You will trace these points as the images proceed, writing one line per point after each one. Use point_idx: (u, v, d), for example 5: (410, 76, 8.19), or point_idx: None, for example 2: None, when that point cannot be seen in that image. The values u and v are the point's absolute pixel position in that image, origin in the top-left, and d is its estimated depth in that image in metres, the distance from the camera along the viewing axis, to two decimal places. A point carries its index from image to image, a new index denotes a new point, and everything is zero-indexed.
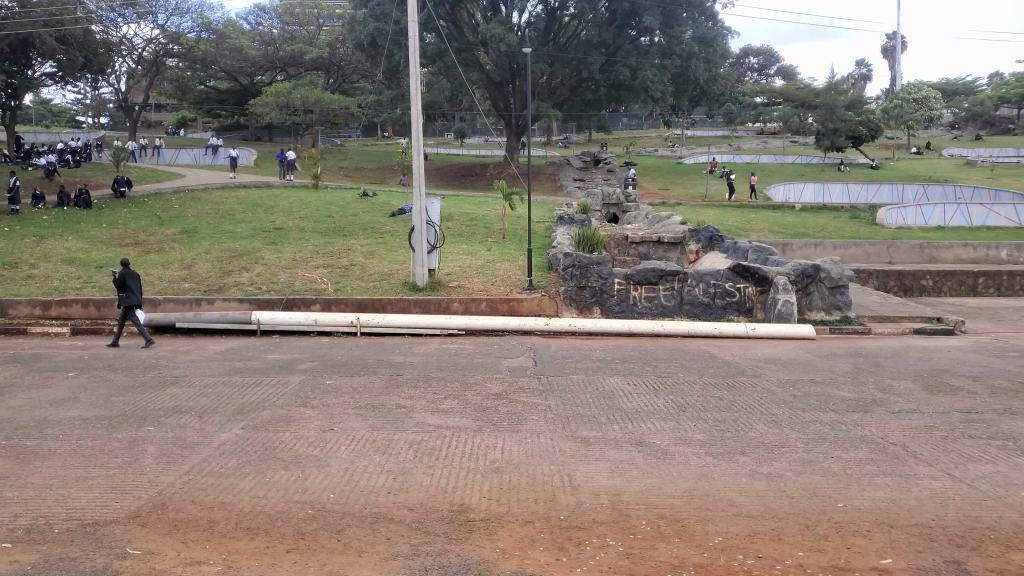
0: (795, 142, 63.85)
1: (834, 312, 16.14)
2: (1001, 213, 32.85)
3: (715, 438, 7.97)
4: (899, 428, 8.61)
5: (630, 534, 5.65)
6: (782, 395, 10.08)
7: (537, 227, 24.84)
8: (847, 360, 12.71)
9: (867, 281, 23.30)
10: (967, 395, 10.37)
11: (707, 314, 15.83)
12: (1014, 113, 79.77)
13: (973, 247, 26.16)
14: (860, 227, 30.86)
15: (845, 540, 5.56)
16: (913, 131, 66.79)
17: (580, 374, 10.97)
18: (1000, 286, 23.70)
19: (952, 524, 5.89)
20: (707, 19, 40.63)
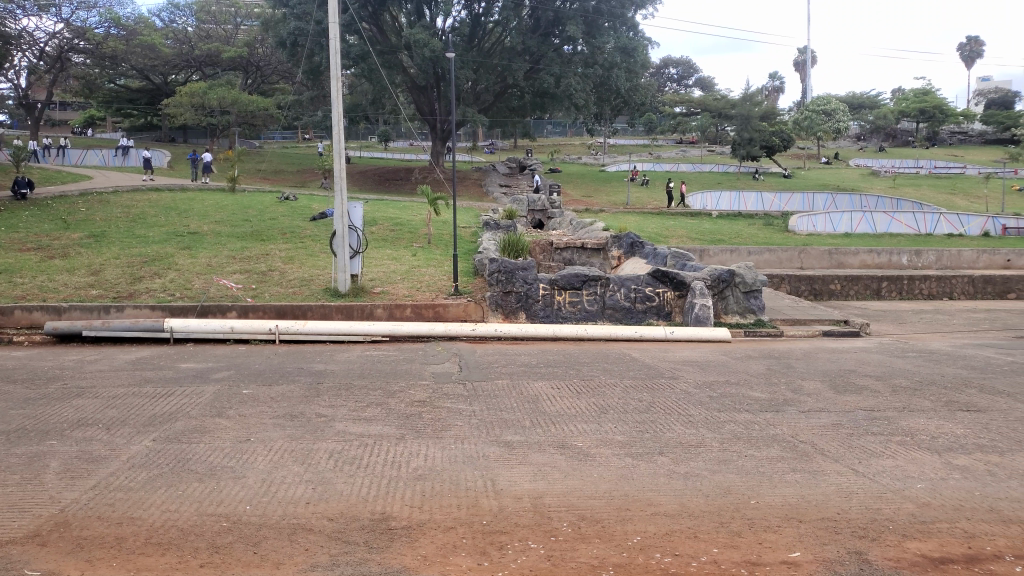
0: (713, 151, 65.69)
1: (748, 316, 16.69)
2: (903, 221, 34.52)
3: (634, 439, 8.12)
4: (809, 426, 8.94)
5: (550, 536, 5.71)
6: (700, 396, 10.35)
7: (463, 232, 24.86)
8: (761, 362, 13.13)
9: (780, 285, 24.16)
10: (870, 394, 10.87)
11: (628, 318, 16.13)
12: (914, 127, 84.10)
13: (878, 253, 27.44)
14: (774, 234, 31.92)
15: (757, 536, 5.74)
16: (823, 142, 69.55)
17: (505, 378, 11.01)
18: (901, 290, 24.95)
19: (855, 517, 6.16)
20: (629, 29, 41.45)
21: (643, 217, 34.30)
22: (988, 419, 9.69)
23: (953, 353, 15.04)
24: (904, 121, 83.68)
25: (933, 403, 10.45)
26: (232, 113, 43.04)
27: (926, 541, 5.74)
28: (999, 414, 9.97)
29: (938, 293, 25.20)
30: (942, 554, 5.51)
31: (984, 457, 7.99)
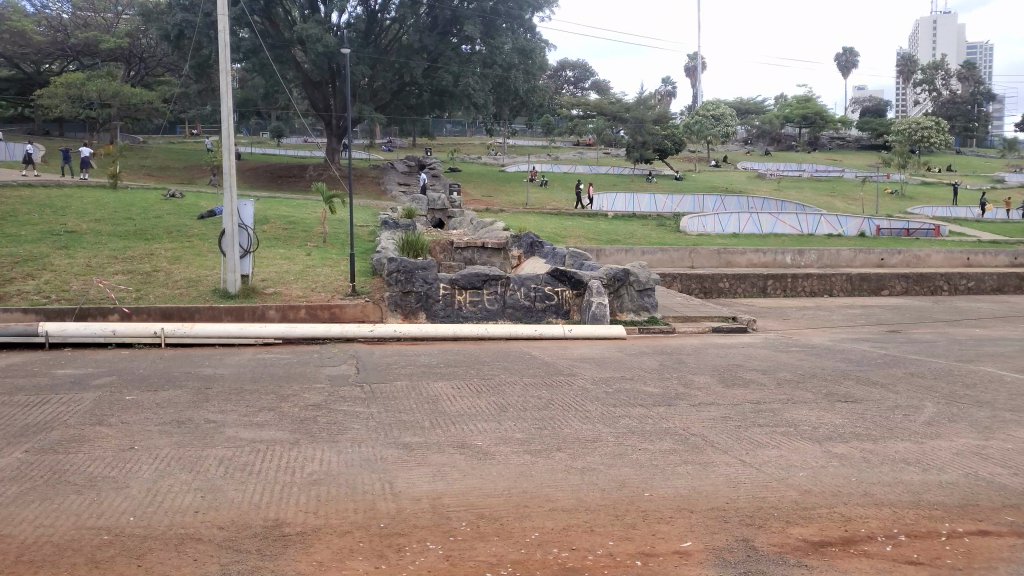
0: (609, 153, 67.12)
1: (642, 313, 17.14)
2: (787, 222, 36.23)
3: (533, 436, 8.20)
4: (699, 420, 9.24)
5: (448, 536, 5.69)
6: (596, 392, 10.55)
7: (360, 231, 24.48)
8: (655, 358, 13.50)
9: (672, 284, 24.89)
10: (756, 387, 11.34)
11: (528, 317, 16.26)
12: (797, 132, 88.37)
13: (763, 252, 28.66)
14: (667, 234, 32.83)
15: (650, 528, 5.89)
16: (712, 145, 72.15)
17: (403, 380, 10.91)
18: (785, 288, 26.13)
19: (742, 506, 6.40)
20: (527, 30, 41.99)
21: (542, 217, 34.69)
22: (863, 409, 10.27)
23: (832, 347, 15.87)
24: (787, 126, 87.82)
25: (813, 395, 10.98)
26: (113, 106, 40.94)
27: (808, 526, 6.02)
28: (872, 404, 10.58)
29: (819, 291, 26.52)
30: (822, 538, 5.80)
31: (859, 444, 8.46)
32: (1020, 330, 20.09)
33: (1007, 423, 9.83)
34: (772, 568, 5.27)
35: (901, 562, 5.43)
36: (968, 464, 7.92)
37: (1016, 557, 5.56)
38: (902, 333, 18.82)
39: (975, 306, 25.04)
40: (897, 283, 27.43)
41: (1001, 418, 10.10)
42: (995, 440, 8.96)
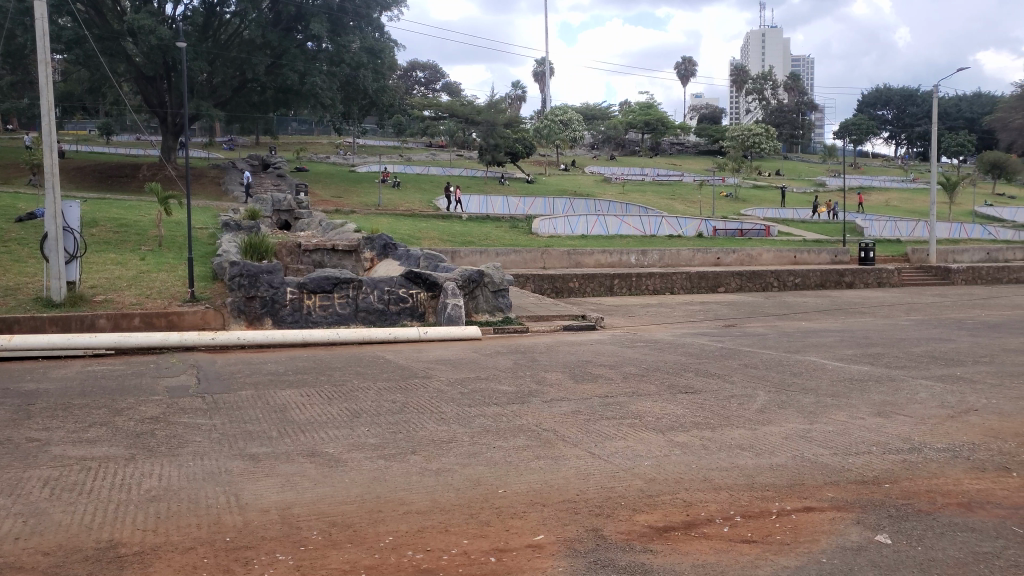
0: (461, 155, 67.55)
1: (497, 313, 17.35)
2: (632, 224, 37.86)
3: (387, 441, 8.09)
4: (551, 415, 9.46)
5: (299, 546, 5.53)
6: (450, 393, 10.56)
7: (200, 234, 23.37)
8: (509, 357, 13.69)
9: (525, 284, 25.33)
10: (604, 382, 11.75)
11: (381, 320, 16.06)
12: (640, 137, 92.39)
13: (610, 253, 29.81)
14: (519, 236, 33.44)
15: (504, 524, 5.96)
16: (561, 149, 74.19)
17: (249, 389, 10.50)
18: (631, 287, 27.22)
19: (592, 497, 6.60)
20: (375, 29, 41.58)
21: (394, 218, 34.38)
22: (702, 399, 10.86)
23: (674, 341, 16.67)
24: (631, 132, 91.67)
25: (657, 387, 11.49)
26: None
27: (653, 513, 6.29)
28: (711, 394, 11.20)
29: (661, 289, 27.81)
30: (665, 524, 6.07)
31: (699, 433, 8.94)
32: (839, 321, 21.93)
33: (828, 407, 10.71)
34: (619, 555, 5.46)
35: (737, 541, 5.77)
36: (794, 446, 8.55)
37: (836, 529, 6.05)
38: (737, 327, 20.07)
39: (801, 301, 27.10)
40: (732, 280, 29.24)
41: (824, 403, 10.97)
42: (817, 423, 9.73)
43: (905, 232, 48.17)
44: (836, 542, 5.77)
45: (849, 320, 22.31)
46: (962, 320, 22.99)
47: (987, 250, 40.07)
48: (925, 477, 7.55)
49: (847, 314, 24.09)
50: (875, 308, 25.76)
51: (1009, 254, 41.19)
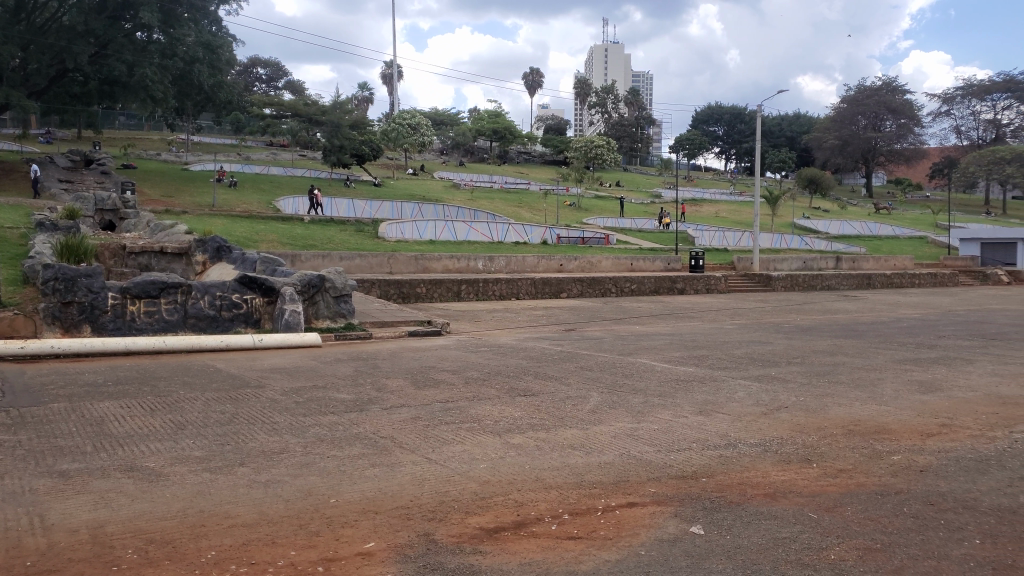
0: (304, 156, 65.99)
1: (338, 320, 17.09)
2: (479, 230, 38.29)
3: (213, 453, 7.78)
4: (389, 422, 9.40)
5: (111, 566, 5.20)
6: (284, 403, 10.26)
7: (10, 232, 21.48)
8: (349, 364, 13.46)
9: (370, 289, 24.80)
10: (445, 386, 11.82)
11: (213, 327, 15.37)
12: (487, 144, 93.74)
13: (457, 259, 30.01)
14: (364, 239, 32.87)
15: (334, 533, 5.88)
16: (409, 153, 73.99)
17: (62, 402, 9.74)
18: (478, 292, 27.48)
19: (425, 502, 6.64)
20: (211, 23, 40.05)
21: (231, 220, 32.98)
22: (540, 401, 11.16)
23: (515, 346, 16.99)
24: (479, 139, 92.79)
25: (497, 391, 11.67)
26: None
27: (485, 515, 6.41)
28: (548, 397, 11.49)
29: (508, 294, 28.30)
30: (496, 524, 6.21)
31: (534, 434, 9.19)
32: (670, 325, 23.13)
33: (655, 406, 11.29)
34: (448, 559, 5.52)
35: (564, 538, 5.98)
36: (622, 445, 8.96)
37: (656, 522, 6.40)
38: (577, 331, 20.71)
39: (638, 306, 28.37)
40: (573, 286, 30.13)
41: (651, 403, 11.56)
42: (644, 422, 10.23)
43: (732, 242, 51.55)
44: (655, 535, 6.10)
45: (679, 324, 23.60)
46: (779, 323, 24.87)
47: (803, 260, 43.61)
48: (737, 471, 8.13)
49: (678, 318, 25.47)
50: (704, 312, 27.44)
51: (822, 263, 44.98)
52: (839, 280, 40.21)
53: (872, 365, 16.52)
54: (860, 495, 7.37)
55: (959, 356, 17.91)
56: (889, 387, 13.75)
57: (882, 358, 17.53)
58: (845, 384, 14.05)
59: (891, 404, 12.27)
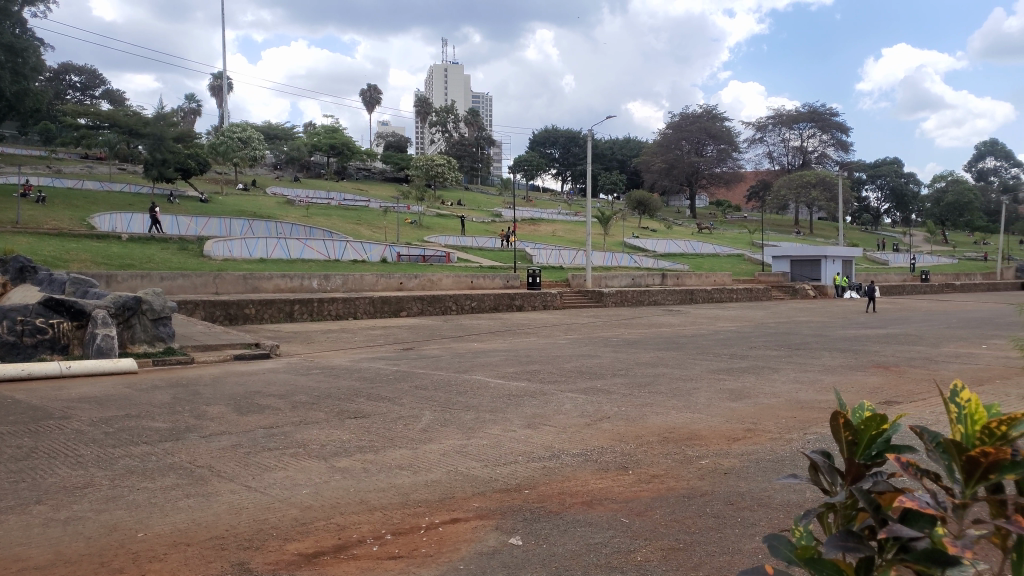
0: (123, 170, 62.12)
1: (157, 344, 16.17)
2: (314, 248, 37.42)
3: (5, 492, 7.18)
4: (207, 451, 9.03)
5: None
6: (92, 434, 9.61)
7: None
8: (167, 391, 12.79)
9: (194, 311, 23.65)
10: (270, 412, 11.48)
11: (13, 355, 14.16)
12: (324, 161, 92.08)
13: (290, 278, 29.28)
14: (188, 259, 31.22)
15: (142, 568, 5.60)
16: (240, 169, 71.30)
17: None
18: (311, 312, 26.85)
19: (242, 531, 6.45)
20: (14, 24, 37.10)
21: (38, 238, 30.46)
22: (369, 423, 11.06)
23: (348, 367, 16.75)
24: (315, 155, 90.98)
25: (325, 414, 11.47)
26: None
27: (304, 540, 6.31)
28: (378, 417, 11.42)
29: (344, 314, 27.85)
30: (315, 549, 6.13)
31: (361, 456, 9.11)
32: (505, 342, 23.56)
33: (485, 422, 11.48)
34: None
35: (384, 559, 5.99)
36: (449, 462, 9.06)
37: (476, 536, 6.55)
38: (413, 350, 20.71)
39: (477, 323, 28.73)
40: (413, 304, 30.08)
41: (481, 418, 11.76)
42: (473, 438, 10.39)
43: (567, 260, 53.25)
44: (474, 548, 6.23)
45: (515, 340, 24.13)
46: (609, 338, 25.97)
47: (633, 277, 45.88)
48: (558, 481, 8.44)
49: (515, 334, 26.04)
50: (539, 328, 28.26)
51: (649, 280, 47.38)
52: (665, 296, 42.55)
53: (689, 375, 17.59)
54: (669, 499, 7.87)
55: (765, 365, 19.47)
56: (703, 396, 14.69)
57: (698, 368, 18.75)
58: (663, 394, 14.89)
59: (703, 411, 13.12)
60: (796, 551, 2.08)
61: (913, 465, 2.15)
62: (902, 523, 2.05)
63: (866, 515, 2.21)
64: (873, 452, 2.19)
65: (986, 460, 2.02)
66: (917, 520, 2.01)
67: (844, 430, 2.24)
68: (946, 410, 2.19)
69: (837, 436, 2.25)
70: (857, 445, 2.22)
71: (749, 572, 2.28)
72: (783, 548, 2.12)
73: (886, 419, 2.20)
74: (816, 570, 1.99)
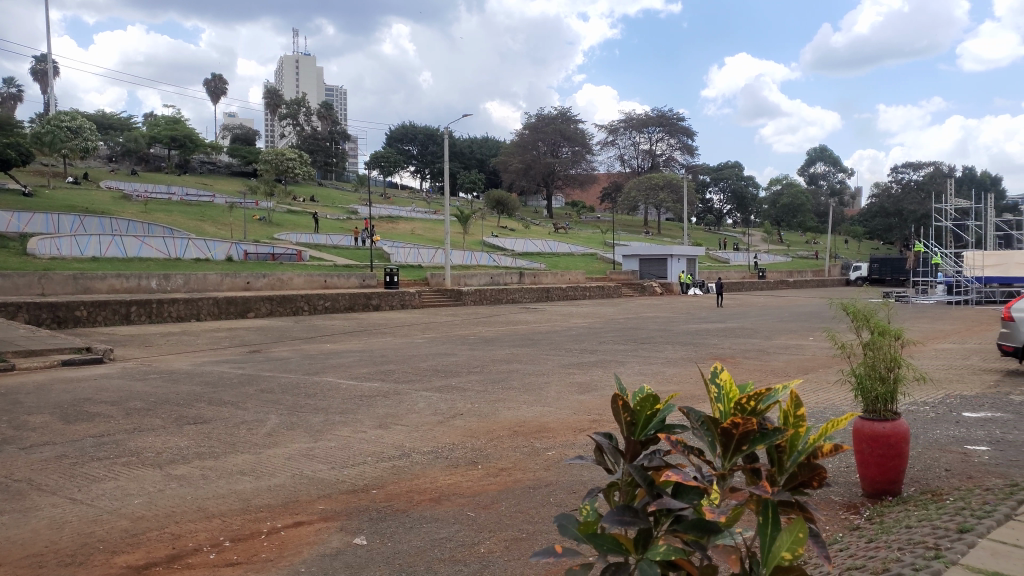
0: None
1: None
2: (154, 246, 35.35)
3: None
4: (26, 463, 8.39)
5: None
6: None
7: None
8: None
9: (15, 314, 21.82)
10: (101, 420, 10.81)
11: None
12: (166, 153, 87.32)
13: (126, 278, 27.62)
14: (9, 258, 28.74)
15: None
16: (69, 160, 66.32)
17: None
18: (149, 313, 25.40)
19: (64, 546, 6.05)
20: None
21: None
22: (210, 428, 10.63)
23: (189, 371, 16.01)
24: (155, 147, 86.13)
25: (162, 420, 10.91)
26: None
27: (133, 552, 6.00)
28: (220, 423, 10.98)
29: (186, 315, 26.53)
30: (146, 560, 5.85)
31: (200, 463, 8.75)
32: (360, 342, 23.20)
33: (335, 424, 11.27)
34: None
35: (220, 566, 5.80)
36: (294, 465, 8.85)
37: (319, 539, 6.44)
38: (261, 352, 20.00)
39: (330, 323, 28.10)
40: (262, 305, 29.04)
41: (331, 420, 11.55)
42: (321, 440, 10.20)
43: (426, 258, 53.02)
44: (317, 550, 6.14)
45: (370, 340, 23.82)
46: (465, 336, 26.08)
47: (491, 276, 46.36)
48: (407, 479, 8.43)
49: (370, 334, 25.67)
50: (395, 328, 28.00)
51: (506, 278, 48.06)
52: (522, 293, 43.22)
53: (541, 370, 17.99)
54: (514, 491, 8.05)
55: (613, 359, 20.22)
56: (553, 390, 15.07)
57: (549, 364, 19.21)
58: (515, 390, 15.15)
59: (553, 405, 13.48)
60: (582, 528, 2.34)
61: (682, 441, 2.63)
62: (674, 495, 2.40)
63: (644, 491, 2.51)
64: (648, 431, 2.53)
65: (736, 430, 2.53)
66: (685, 493, 2.36)
67: (624, 412, 2.56)
68: (709, 390, 2.74)
69: (619, 417, 2.57)
70: (636, 425, 2.56)
71: (542, 556, 2.49)
72: (571, 526, 2.36)
73: (658, 399, 2.54)
74: (599, 543, 2.29)
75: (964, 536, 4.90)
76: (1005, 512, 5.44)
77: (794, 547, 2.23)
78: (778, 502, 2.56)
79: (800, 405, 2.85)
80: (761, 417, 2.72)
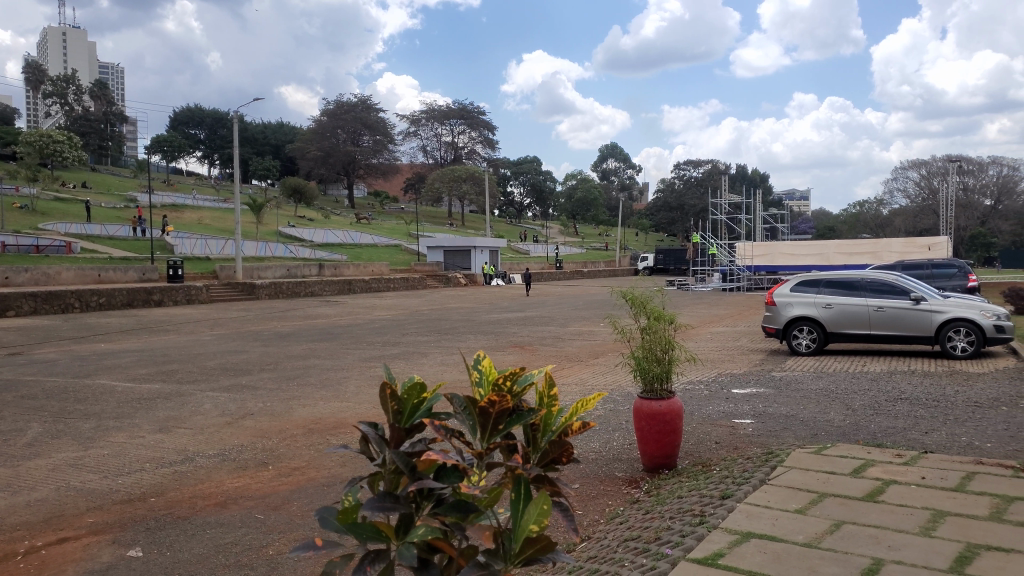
0: None
1: None
2: None
3: None
4: None
5: None
6: None
7: None
8: None
9: None
10: None
11: None
12: None
13: None
14: None
15: None
16: None
17: None
18: None
19: None
20: None
21: None
22: None
23: None
24: None
25: None
26: None
27: None
28: None
29: None
30: None
31: None
32: (140, 341, 21.53)
33: (108, 430, 10.37)
34: None
35: None
36: (60, 477, 8.06)
37: (88, 554, 5.92)
38: (22, 355, 18.00)
39: (106, 322, 25.87)
40: (23, 303, 26.20)
41: (104, 427, 10.63)
42: (93, 449, 9.36)
43: (215, 249, 49.70)
44: (85, 567, 5.64)
45: (151, 339, 22.18)
46: (259, 331, 24.99)
47: (287, 268, 44.63)
48: (190, 485, 7.95)
49: (152, 332, 23.93)
50: (180, 325, 26.29)
51: (305, 271, 46.56)
52: (322, 286, 42.05)
53: (339, 365, 17.59)
54: (307, 489, 7.83)
55: (414, 350, 20.17)
56: (351, 385, 14.80)
57: (347, 358, 18.84)
58: (312, 386, 14.71)
59: (350, 400, 13.23)
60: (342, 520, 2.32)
61: (448, 425, 2.66)
62: (437, 480, 2.44)
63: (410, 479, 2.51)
64: (416, 418, 2.53)
65: (493, 408, 2.60)
66: (446, 476, 2.41)
67: (389, 401, 2.53)
68: (475, 376, 2.80)
69: (385, 405, 2.54)
70: (402, 413, 2.54)
71: (306, 549, 2.43)
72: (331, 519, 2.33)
73: (424, 388, 2.56)
74: (363, 533, 2.27)
75: (725, 502, 5.36)
76: (761, 477, 6.02)
77: (545, 520, 2.36)
78: (533, 479, 2.68)
79: (555, 385, 2.97)
80: (520, 400, 2.82)
